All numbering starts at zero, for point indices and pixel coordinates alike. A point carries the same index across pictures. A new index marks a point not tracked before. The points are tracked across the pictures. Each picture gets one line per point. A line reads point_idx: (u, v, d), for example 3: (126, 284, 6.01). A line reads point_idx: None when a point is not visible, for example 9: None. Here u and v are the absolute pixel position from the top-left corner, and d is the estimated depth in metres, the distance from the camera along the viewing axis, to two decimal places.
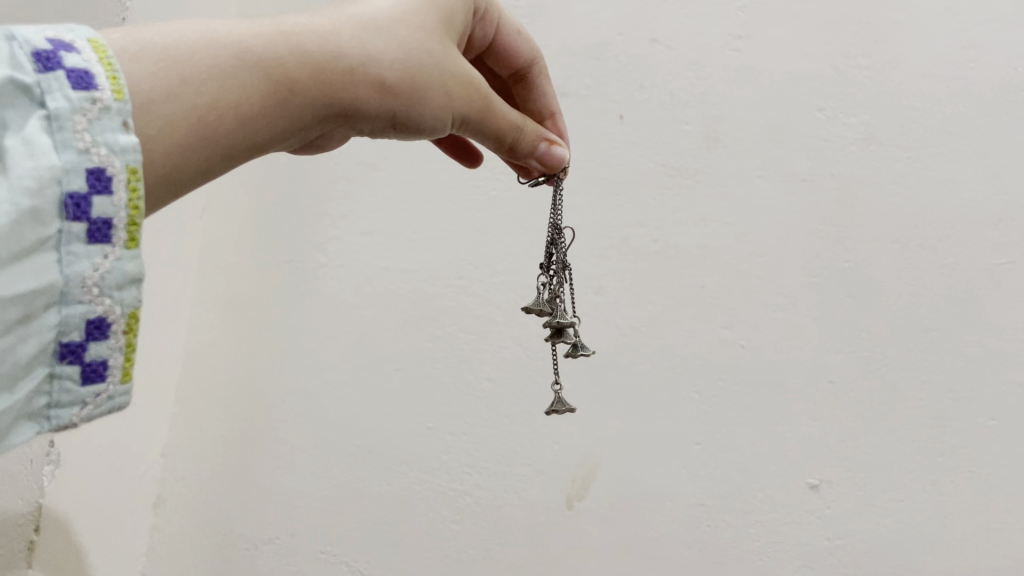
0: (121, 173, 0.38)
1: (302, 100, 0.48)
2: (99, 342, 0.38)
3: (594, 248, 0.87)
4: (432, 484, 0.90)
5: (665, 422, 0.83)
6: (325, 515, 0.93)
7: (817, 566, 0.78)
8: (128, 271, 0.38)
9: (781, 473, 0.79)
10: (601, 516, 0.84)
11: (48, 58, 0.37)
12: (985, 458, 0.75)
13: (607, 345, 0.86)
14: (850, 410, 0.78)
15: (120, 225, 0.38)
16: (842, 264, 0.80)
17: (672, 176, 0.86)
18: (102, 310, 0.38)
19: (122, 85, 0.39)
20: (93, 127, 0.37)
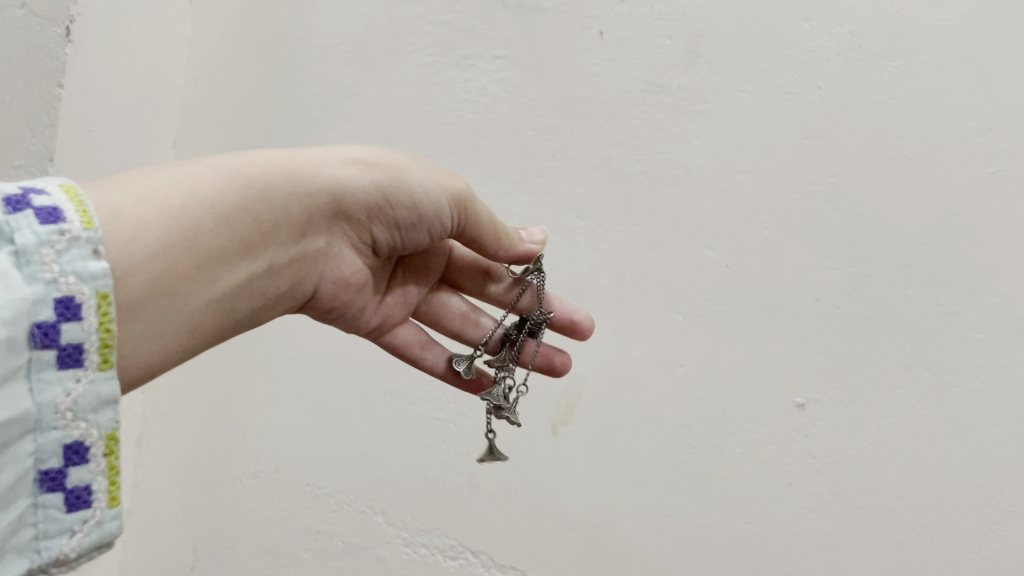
0: (89, 298, 0.39)
1: (288, 209, 0.54)
2: (80, 467, 0.39)
3: (575, 170, 0.86)
4: (416, 415, 0.89)
5: (650, 344, 0.82)
6: (312, 448, 0.92)
7: (802, 484, 0.77)
8: (101, 394, 0.40)
9: (766, 390, 0.79)
10: (584, 443, 0.83)
11: (18, 203, 0.38)
12: (973, 372, 0.74)
13: (591, 267, 0.84)
14: (834, 328, 0.77)
15: (91, 347, 0.39)
16: (828, 180, 0.78)
17: (653, 94, 0.84)
18: (79, 434, 0.39)
19: (90, 217, 0.41)
20: (62, 258, 0.38)
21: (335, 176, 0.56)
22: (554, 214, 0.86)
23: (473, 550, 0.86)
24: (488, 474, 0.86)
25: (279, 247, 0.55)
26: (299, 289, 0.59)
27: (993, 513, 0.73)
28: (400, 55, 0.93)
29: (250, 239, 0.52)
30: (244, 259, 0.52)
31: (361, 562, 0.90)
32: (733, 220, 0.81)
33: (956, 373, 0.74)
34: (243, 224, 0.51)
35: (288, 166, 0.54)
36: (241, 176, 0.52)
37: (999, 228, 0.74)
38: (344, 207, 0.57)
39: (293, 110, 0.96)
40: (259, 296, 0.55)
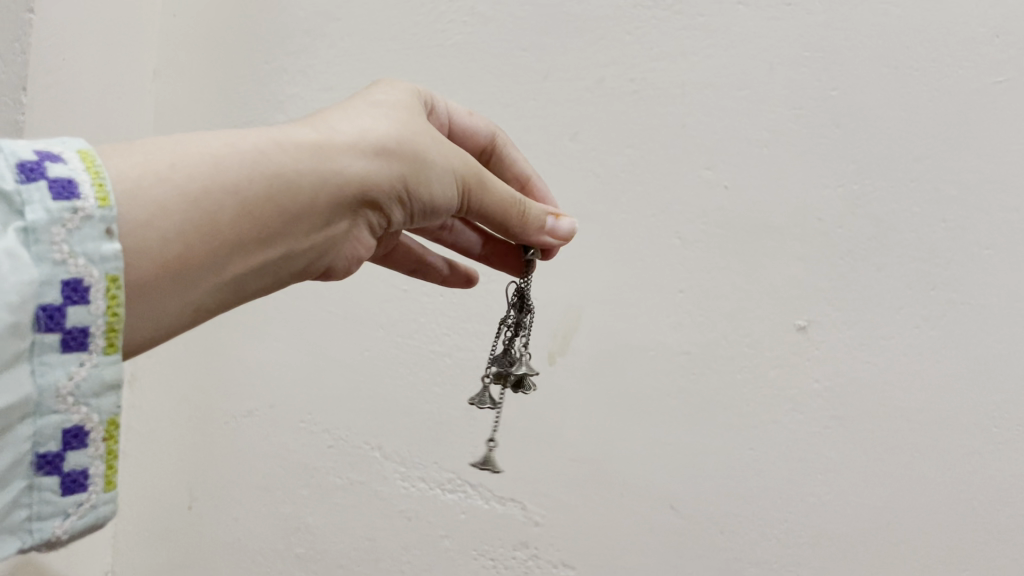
0: (100, 281, 0.34)
1: (314, 199, 0.44)
2: (78, 452, 0.35)
3: (569, 92, 0.83)
4: (412, 347, 0.88)
5: (649, 270, 0.81)
6: (306, 386, 0.92)
7: (801, 408, 0.76)
8: (104, 379, 0.35)
9: (761, 309, 0.77)
10: (583, 371, 0.83)
11: (32, 169, 0.33)
12: (977, 289, 0.71)
13: (588, 191, 0.83)
14: (831, 243, 0.75)
15: (97, 331, 0.34)
16: (830, 95, 0.75)
17: (648, 10, 0.81)
18: (79, 418, 0.34)
19: (108, 191, 0.35)
20: (73, 238, 0.33)
21: (367, 167, 0.45)
22: (547, 138, 0.84)
23: (472, 483, 0.86)
24: (482, 405, 0.85)
25: (306, 236, 0.45)
26: (309, 273, 0.49)
27: (995, 435, 0.71)
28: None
29: (275, 230, 0.43)
30: (259, 251, 0.42)
31: (358, 494, 0.90)
32: (731, 138, 0.78)
33: (959, 288, 0.72)
34: (273, 216, 0.42)
35: (319, 150, 0.44)
36: (274, 149, 0.42)
37: (1001, 136, 0.71)
38: (371, 199, 0.47)
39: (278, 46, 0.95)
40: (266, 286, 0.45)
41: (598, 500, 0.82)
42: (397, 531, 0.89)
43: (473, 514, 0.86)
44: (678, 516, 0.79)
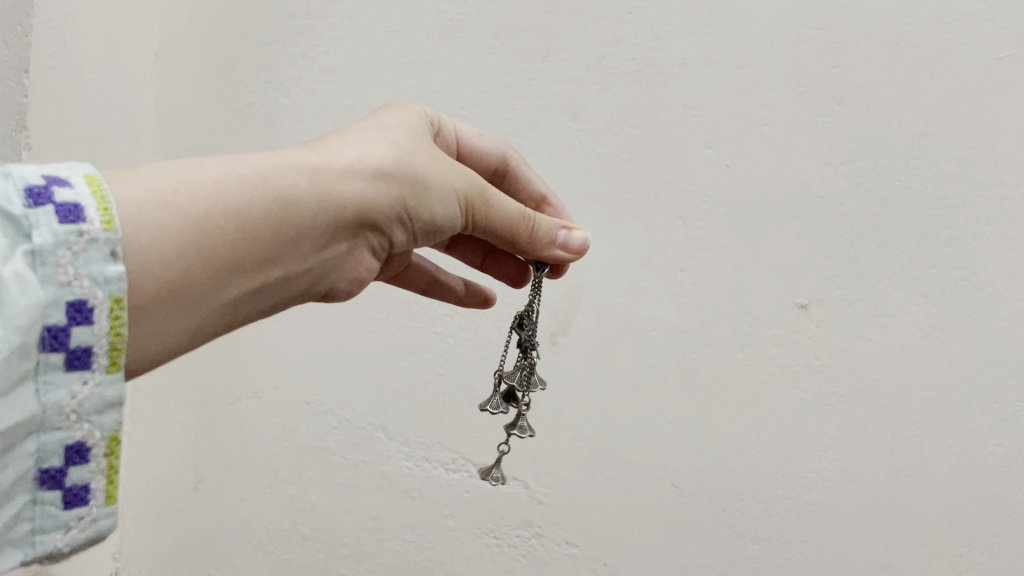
0: (103, 303, 0.34)
1: (314, 225, 0.44)
2: (80, 466, 0.34)
3: (623, 261, 0.80)
4: (489, 515, 0.87)
5: (716, 437, 0.79)
6: (388, 553, 0.92)
7: (877, 564, 0.75)
8: (106, 397, 0.34)
9: (796, 353, 0.76)
10: (668, 540, 0.81)
11: (40, 193, 0.33)
12: (983, 267, 0.71)
13: (652, 364, 0.80)
14: (863, 272, 0.74)
15: (100, 350, 0.34)
16: (886, 247, 0.73)
17: (699, 168, 0.77)
18: (81, 435, 0.34)
19: (114, 215, 0.35)
20: (79, 260, 0.33)
21: (364, 188, 0.45)
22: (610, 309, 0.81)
23: None
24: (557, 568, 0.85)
25: (303, 258, 0.45)
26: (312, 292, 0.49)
27: (1000, 410, 0.71)
28: (398, 76, 0.86)
29: (278, 250, 0.43)
30: (264, 271, 0.43)
31: (425, 551, 0.90)
32: (752, 236, 0.76)
33: (973, 283, 0.72)
34: (276, 238, 0.42)
35: (321, 174, 0.44)
36: (269, 189, 0.42)
37: (1005, 128, 0.70)
38: (377, 223, 0.47)
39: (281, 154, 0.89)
40: (266, 298, 0.45)
41: None
42: (465, 559, 0.89)
43: (540, 560, 0.86)
44: None
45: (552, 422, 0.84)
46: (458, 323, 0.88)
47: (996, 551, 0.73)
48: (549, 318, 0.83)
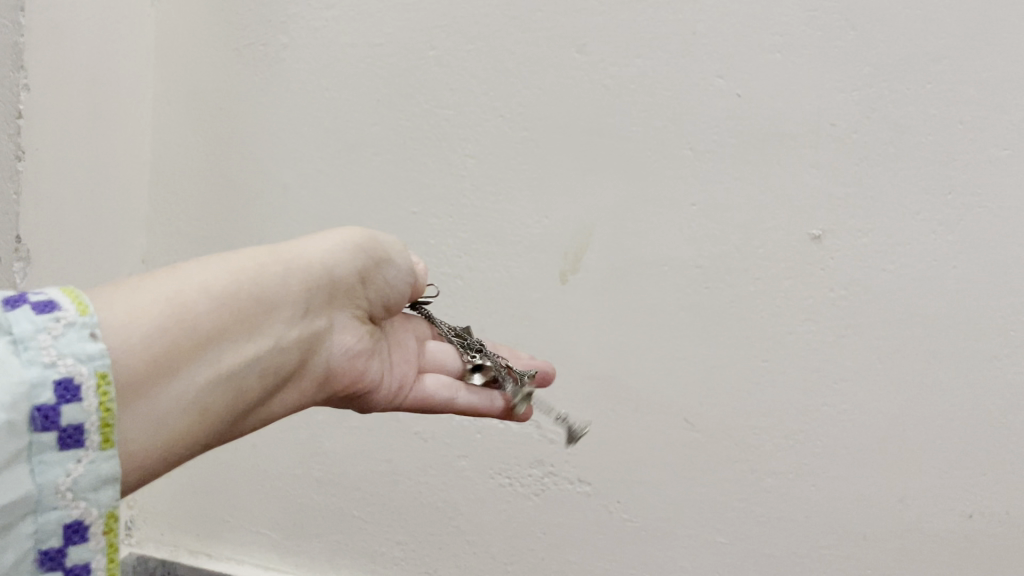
0: (89, 379, 0.34)
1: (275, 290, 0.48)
2: (80, 545, 0.34)
3: (632, 199, 0.79)
4: (499, 457, 0.88)
5: (725, 376, 0.79)
6: (398, 500, 0.92)
7: (883, 497, 0.77)
8: (102, 474, 0.35)
9: (808, 285, 0.76)
10: (677, 480, 0.82)
11: (16, 299, 0.34)
12: (998, 192, 0.70)
13: (660, 305, 0.80)
14: (878, 199, 0.73)
15: (92, 427, 0.34)
16: (897, 181, 0.72)
17: (707, 103, 0.76)
18: (78, 512, 0.34)
19: (86, 305, 0.36)
20: (59, 343, 0.34)
21: (304, 253, 0.50)
22: (617, 248, 0.80)
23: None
24: (569, 507, 0.86)
25: (281, 325, 0.48)
26: (305, 372, 0.52)
27: (1016, 337, 0.72)
28: (398, 16, 0.84)
29: (253, 320, 0.46)
30: (248, 342, 0.46)
31: (438, 492, 0.91)
32: (763, 167, 0.75)
33: (988, 210, 0.71)
34: (247, 308, 0.46)
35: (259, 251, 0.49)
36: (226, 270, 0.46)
37: (1016, 48, 0.69)
38: (328, 276, 0.51)
39: (287, 95, 0.88)
40: (265, 374, 0.47)
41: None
42: (476, 499, 0.90)
43: (552, 498, 0.87)
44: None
45: (560, 363, 0.84)
46: (467, 263, 0.85)
47: (1004, 472, 0.74)
48: (556, 258, 0.82)
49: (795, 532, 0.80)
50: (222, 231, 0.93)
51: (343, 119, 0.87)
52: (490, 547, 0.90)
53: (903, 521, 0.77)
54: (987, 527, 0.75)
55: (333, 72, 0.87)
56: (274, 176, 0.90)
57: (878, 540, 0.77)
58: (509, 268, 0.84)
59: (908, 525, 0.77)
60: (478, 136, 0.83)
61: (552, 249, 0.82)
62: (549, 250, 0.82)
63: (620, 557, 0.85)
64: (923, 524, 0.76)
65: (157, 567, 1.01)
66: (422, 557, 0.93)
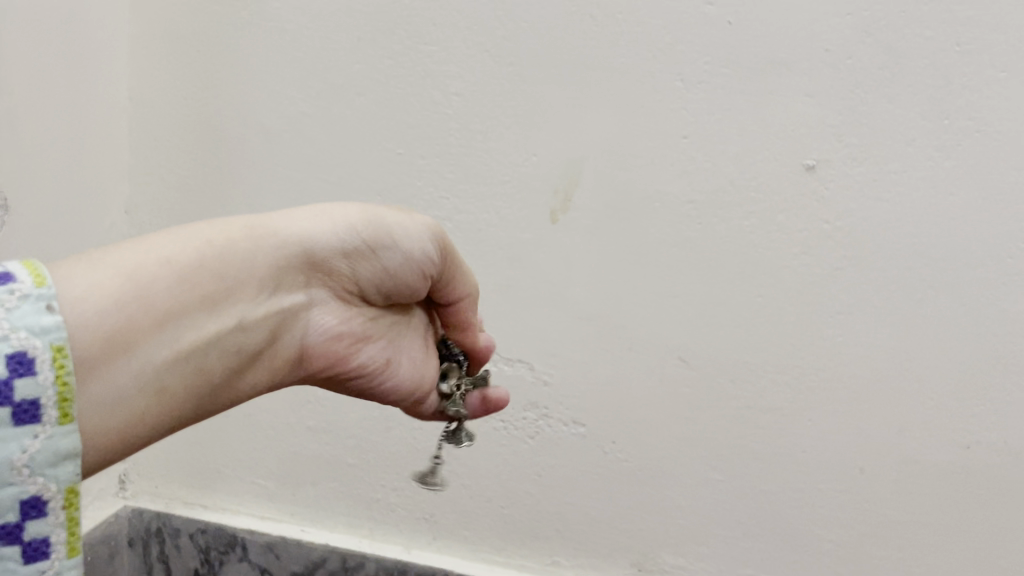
0: (44, 352, 0.37)
1: (253, 269, 0.50)
2: (38, 521, 0.37)
3: (623, 134, 0.78)
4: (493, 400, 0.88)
5: (719, 311, 0.79)
6: (393, 445, 0.92)
7: (878, 427, 0.78)
8: (60, 450, 0.37)
9: (802, 218, 0.75)
10: (674, 417, 0.83)
11: None
12: (997, 114, 0.69)
13: (653, 241, 0.79)
14: (872, 127, 0.72)
15: (48, 402, 0.37)
16: (893, 107, 0.71)
17: (698, 31, 0.74)
18: (35, 488, 0.36)
19: (42, 276, 0.39)
20: (14, 315, 0.37)
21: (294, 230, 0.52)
22: (609, 184, 0.79)
23: (572, 516, 0.89)
24: (565, 447, 0.87)
25: (252, 304, 0.50)
26: (283, 351, 0.54)
27: (1016, 265, 0.71)
28: None
29: (219, 298, 0.48)
30: (212, 320, 0.48)
31: (433, 436, 0.91)
32: (755, 95, 0.74)
33: (985, 134, 0.69)
34: (214, 286, 0.48)
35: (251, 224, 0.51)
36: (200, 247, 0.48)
37: None
38: (312, 254, 0.53)
39: (264, 35, 0.86)
40: (230, 354, 0.50)
41: (695, 519, 0.85)
42: (472, 443, 0.90)
43: (548, 439, 0.87)
44: (778, 532, 0.83)
45: (553, 303, 0.83)
46: (455, 204, 0.84)
47: (1004, 403, 0.74)
48: (547, 195, 0.81)
49: (794, 468, 0.81)
50: (206, 179, 0.91)
51: (324, 57, 0.85)
52: (488, 491, 0.91)
53: (903, 454, 0.78)
54: (987, 460, 0.76)
55: (313, 9, 0.84)
56: (257, 120, 0.88)
57: (873, 468, 0.79)
58: (499, 208, 0.83)
59: (901, 452, 0.78)
60: (464, 72, 0.81)
61: (542, 187, 0.81)
62: (540, 188, 0.81)
63: (617, 495, 0.87)
64: (916, 451, 0.78)
65: (153, 519, 1.01)
66: (419, 500, 0.93)
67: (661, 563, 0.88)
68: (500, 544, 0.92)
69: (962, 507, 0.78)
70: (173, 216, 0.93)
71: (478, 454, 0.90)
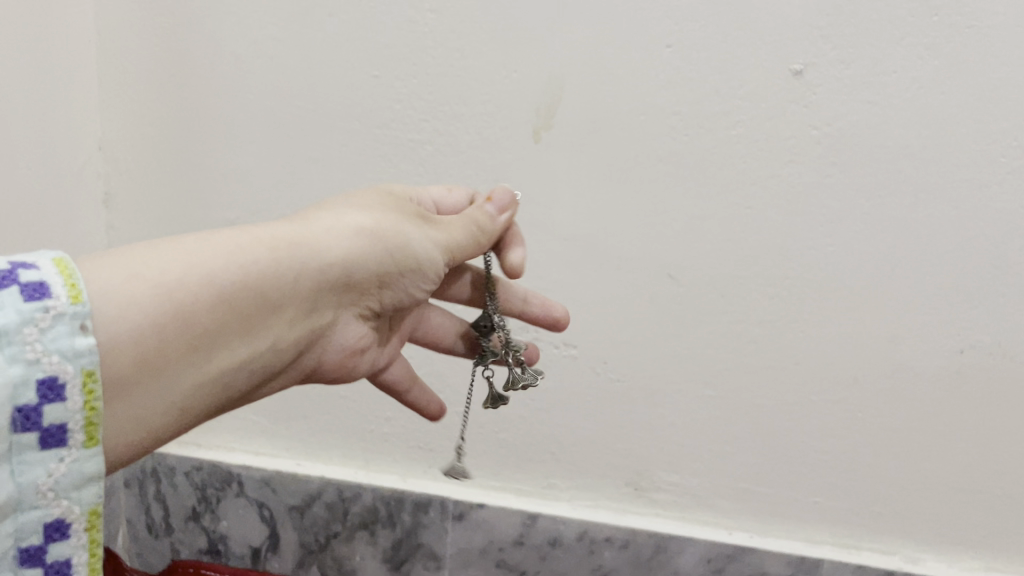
0: (74, 377, 0.35)
1: (295, 291, 0.49)
2: (60, 544, 0.35)
3: (604, 46, 0.75)
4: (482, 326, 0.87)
5: (708, 226, 0.78)
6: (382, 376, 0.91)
7: (869, 336, 0.77)
8: (85, 472, 0.36)
9: (790, 125, 0.73)
10: (665, 336, 0.82)
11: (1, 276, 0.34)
12: (988, 8, 0.67)
13: (639, 157, 0.77)
14: (861, 27, 0.70)
15: (75, 427, 0.35)
16: (883, 5, 0.69)
17: None
18: (60, 512, 0.35)
19: (80, 288, 0.36)
20: (46, 336, 0.34)
21: (342, 248, 0.51)
22: (593, 99, 0.77)
23: (565, 438, 0.89)
24: (555, 370, 0.86)
25: (281, 323, 0.49)
26: (293, 363, 0.55)
27: (1006, 163, 0.70)
28: None
29: (259, 319, 0.47)
30: (247, 341, 0.47)
31: (423, 364, 0.90)
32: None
33: (976, 29, 0.68)
34: (259, 306, 0.47)
35: (299, 241, 0.49)
36: (253, 262, 0.46)
37: None
38: (349, 275, 0.53)
39: None
40: (256, 374, 0.49)
41: (689, 435, 0.86)
42: (464, 370, 0.89)
43: (539, 362, 0.87)
44: (771, 444, 0.84)
45: (539, 224, 0.82)
46: (435, 127, 0.82)
47: (996, 304, 0.74)
48: (528, 114, 0.79)
49: (786, 380, 0.81)
50: (179, 111, 0.89)
51: None
52: (480, 417, 0.90)
53: (895, 361, 0.78)
54: (979, 363, 0.76)
55: None
56: (227, 48, 0.85)
57: (865, 378, 0.79)
58: (480, 129, 0.81)
59: (892, 359, 0.78)
60: None
61: (524, 106, 0.79)
62: (521, 106, 0.79)
63: (609, 415, 0.87)
64: (909, 357, 0.77)
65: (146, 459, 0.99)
66: (412, 430, 0.93)
67: (655, 481, 0.88)
68: (495, 469, 0.92)
69: (954, 410, 0.78)
70: (148, 152, 0.91)
71: (469, 379, 0.90)
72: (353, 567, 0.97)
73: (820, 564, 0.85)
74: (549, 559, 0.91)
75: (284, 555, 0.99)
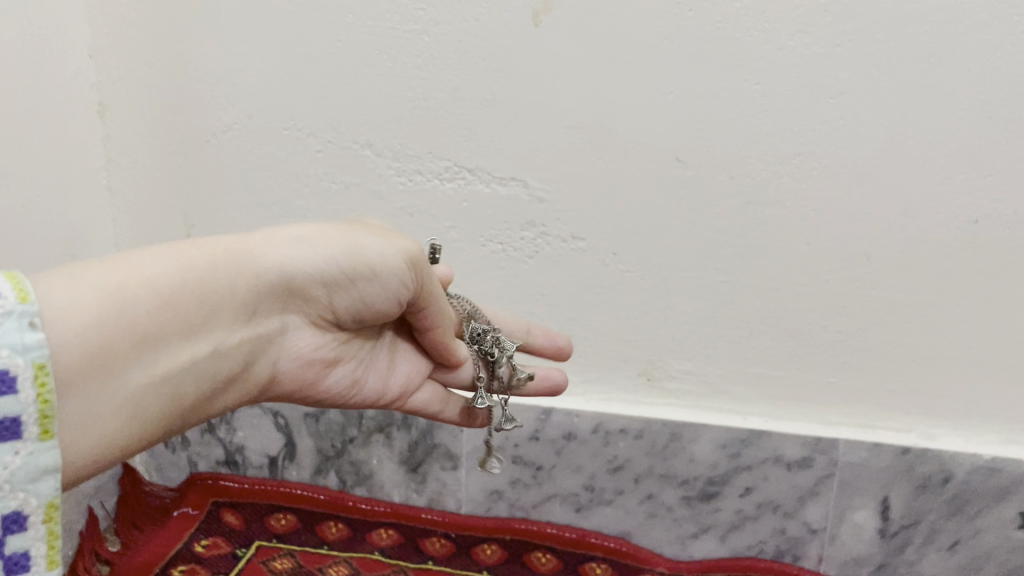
0: (26, 370, 0.36)
1: (235, 296, 0.50)
2: (20, 535, 0.36)
3: None
4: (488, 221, 0.86)
5: (715, 106, 0.76)
6: None
7: (881, 211, 0.76)
8: (42, 465, 0.37)
9: None
10: (674, 221, 0.81)
11: None
12: None
13: (643, 37, 0.75)
14: None
15: (29, 419, 0.37)
16: None
17: None
18: (17, 504, 0.36)
19: (25, 288, 0.38)
20: None
21: (285, 257, 0.52)
22: None
23: (577, 330, 0.89)
24: (564, 261, 0.86)
25: (228, 331, 0.50)
26: (253, 375, 0.55)
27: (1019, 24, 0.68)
28: None
29: (200, 323, 0.48)
30: (188, 343, 0.48)
31: None
32: None
33: None
34: (198, 310, 0.48)
35: (237, 250, 0.50)
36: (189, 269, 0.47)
37: None
38: (294, 282, 0.53)
39: None
40: (202, 381, 0.50)
41: (700, 322, 0.85)
42: (472, 266, 0.89)
43: (547, 254, 0.86)
44: (783, 327, 0.83)
45: (543, 113, 0.80)
46: (432, 16, 0.80)
47: (1009, 172, 0.73)
48: None
49: (797, 261, 0.80)
50: (168, 14, 0.87)
51: None
52: None
53: (909, 235, 0.77)
54: (992, 233, 0.75)
55: None
56: None
57: (877, 254, 0.78)
58: (478, 15, 0.79)
59: (904, 235, 0.77)
60: None
61: None
62: None
63: (620, 306, 0.86)
64: (920, 231, 0.76)
65: None
66: None
67: (668, 370, 0.88)
68: None
69: (967, 283, 0.78)
70: (140, 58, 0.89)
71: (478, 277, 0.89)
72: (370, 470, 0.98)
73: (837, 444, 0.84)
74: (565, 453, 0.91)
75: (302, 462, 1.00)
